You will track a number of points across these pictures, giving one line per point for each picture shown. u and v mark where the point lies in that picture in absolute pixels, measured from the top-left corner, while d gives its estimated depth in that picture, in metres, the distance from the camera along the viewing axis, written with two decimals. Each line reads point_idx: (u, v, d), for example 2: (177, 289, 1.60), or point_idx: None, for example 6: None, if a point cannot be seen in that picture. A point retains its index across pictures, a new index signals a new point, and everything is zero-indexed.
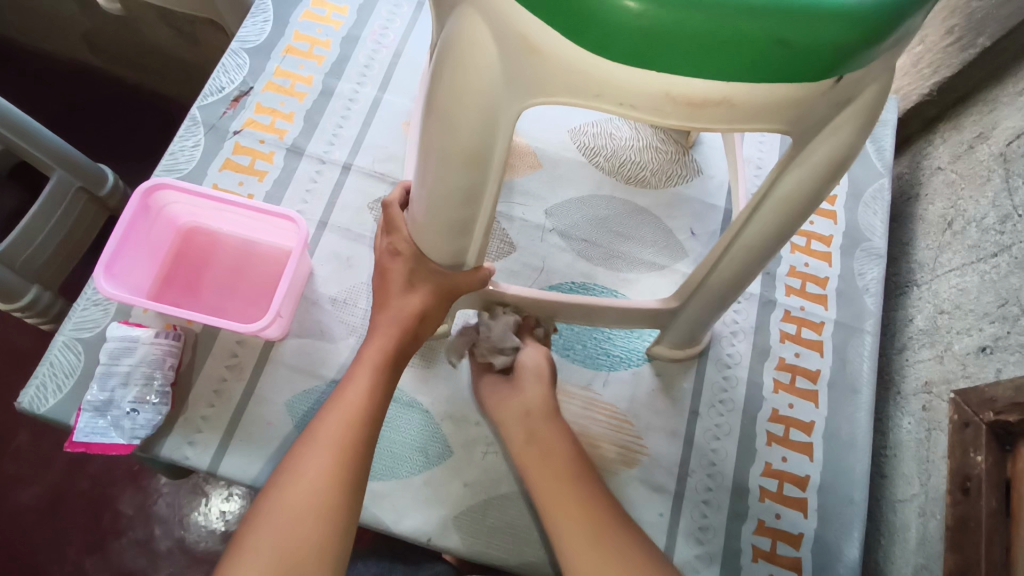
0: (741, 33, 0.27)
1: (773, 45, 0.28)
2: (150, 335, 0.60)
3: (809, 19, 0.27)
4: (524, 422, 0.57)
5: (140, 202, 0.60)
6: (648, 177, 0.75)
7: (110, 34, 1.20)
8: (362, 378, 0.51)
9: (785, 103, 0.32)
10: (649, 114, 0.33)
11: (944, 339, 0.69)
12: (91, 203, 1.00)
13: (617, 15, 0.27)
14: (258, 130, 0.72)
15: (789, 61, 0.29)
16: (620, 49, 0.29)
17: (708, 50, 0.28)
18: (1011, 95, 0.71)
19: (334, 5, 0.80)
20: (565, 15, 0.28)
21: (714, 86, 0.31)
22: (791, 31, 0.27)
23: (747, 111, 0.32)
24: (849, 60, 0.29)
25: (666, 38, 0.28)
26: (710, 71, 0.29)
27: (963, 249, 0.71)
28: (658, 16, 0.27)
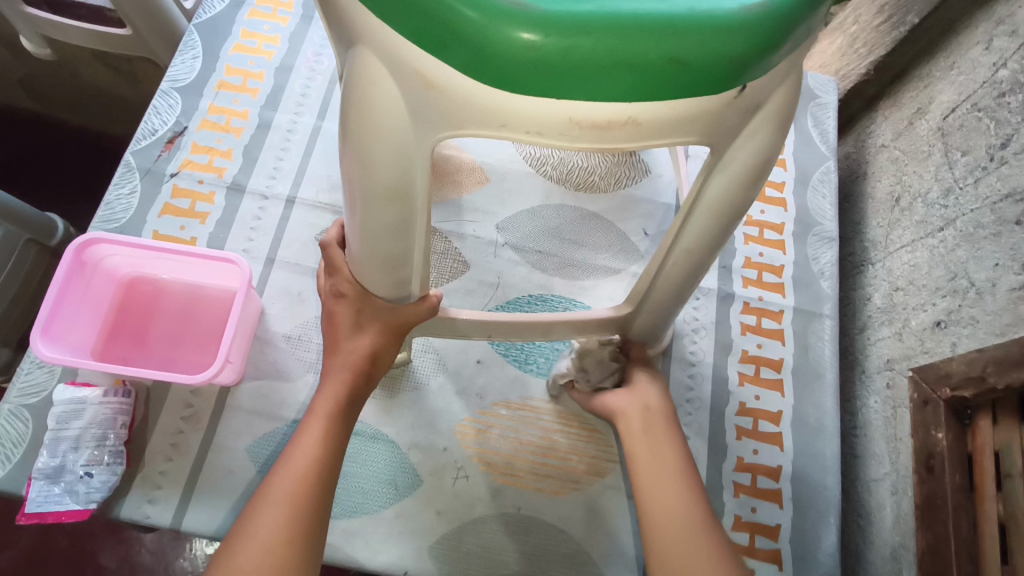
0: (632, 56, 0.27)
1: (667, 63, 0.28)
2: (99, 395, 0.58)
3: (700, 33, 0.27)
4: (643, 415, 0.56)
5: (74, 259, 0.58)
6: (597, 182, 0.75)
7: (45, 78, 1.17)
8: (315, 423, 0.51)
9: (691, 116, 0.32)
10: (554, 139, 0.32)
11: (901, 316, 0.70)
12: (42, 252, 0.98)
13: (504, 49, 0.27)
14: (196, 170, 0.70)
15: (688, 76, 0.29)
16: (516, 81, 0.29)
17: (603, 73, 0.28)
18: (942, 70, 0.72)
19: (264, 35, 0.78)
20: (456, 53, 0.28)
21: (615, 107, 0.30)
22: (683, 48, 0.27)
23: (654, 125, 0.32)
24: (746, 71, 0.29)
25: (560, 64, 0.27)
26: (608, 93, 0.29)
27: (911, 225, 0.72)
28: (548, 47, 0.27)
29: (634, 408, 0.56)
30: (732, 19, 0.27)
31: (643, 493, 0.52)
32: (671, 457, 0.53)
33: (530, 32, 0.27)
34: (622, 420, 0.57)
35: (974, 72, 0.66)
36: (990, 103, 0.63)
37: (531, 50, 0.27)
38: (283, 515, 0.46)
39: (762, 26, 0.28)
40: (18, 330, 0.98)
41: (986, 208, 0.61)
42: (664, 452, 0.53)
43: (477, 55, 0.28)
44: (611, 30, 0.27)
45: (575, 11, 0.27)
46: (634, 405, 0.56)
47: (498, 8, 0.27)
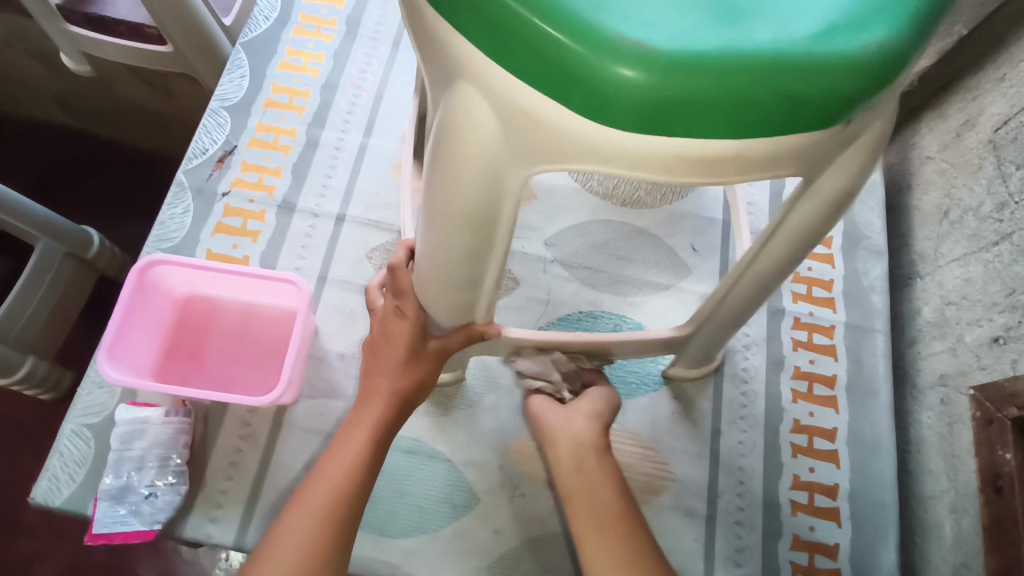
0: (751, 96, 0.27)
1: (784, 102, 0.28)
2: (160, 415, 0.59)
3: (817, 72, 0.27)
4: (574, 449, 0.56)
5: (137, 281, 0.58)
6: (643, 197, 0.75)
7: (79, 92, 1.19)
8: (355, 440, 0.53)
9: (797, 149, 0.31)
10: (657, 175, 0.31)
11: (954, 331, 0.70)
12: (79, 267, 1.01)
13: (625, 90, 0.27)
14: (246, 189, 0.71)
15: (802, 114, 0.29)
16: (631, 120, 0.29)
17: (718, 112, 0.28)
18: (993, 81, 0.71)
19: (309, 52, 0.78)
20: (572, 92, 0.28)
21: (726, 143, 0.30)
22: (800, 87, 0.27)
23: (761, 161, 0.31)
24: (855, 107, 0.29)
25: (680, 103, 0.28)
26: (721, 130, 0.29)
27: (963, 239, 0.71)
28: (668, 88, 0.27)
29: (566, 440, 0.57)
30: (847, 57, 0.28)
31: (581, 536, 0.52)
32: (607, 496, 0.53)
33: (652, 74, 0.27)
34: (553, 452, 0.57)
35: None
36: None
37: (652, 91, 0.27)
38: (313, 523, 0.49)
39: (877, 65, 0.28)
40: (55, 342, 0.99)
41: None
42: (600, 491, 0.54)
43: (594, 96, 0.28)
44: (732, 69, 0.27)
45: (696, 52, 0.27)
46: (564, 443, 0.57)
47: (618, 48, 0.27)
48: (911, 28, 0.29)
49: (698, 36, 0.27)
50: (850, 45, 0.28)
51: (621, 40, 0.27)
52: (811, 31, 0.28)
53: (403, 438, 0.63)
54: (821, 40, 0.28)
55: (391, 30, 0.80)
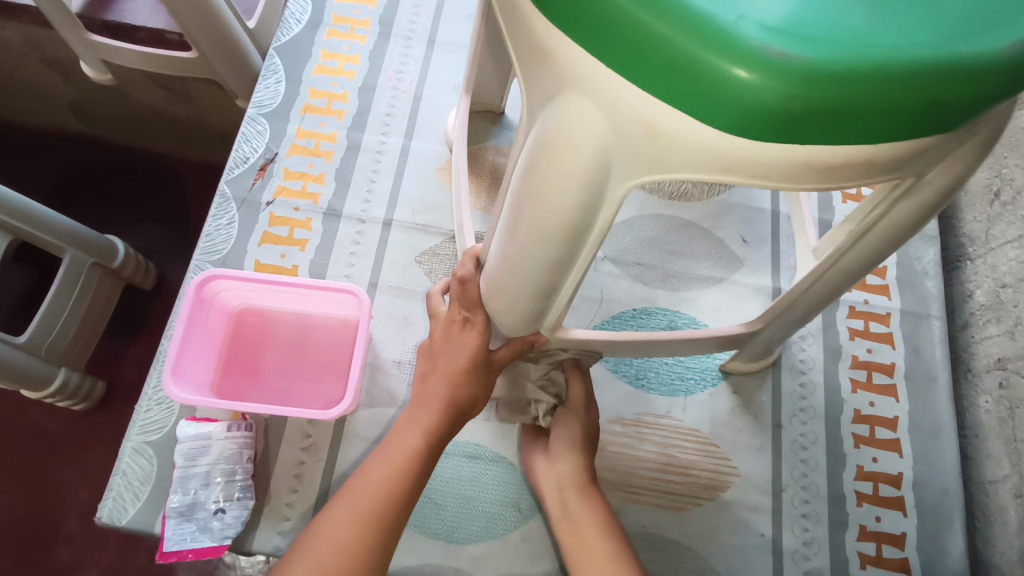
0: (894, 100, 0.27)
1: (925, 106, 0.27)
2: (223, 430, 0.58)
3: (963, 75, 0.27)
4: (557, 496, 0.56)
5: (195, 296, 0.58)
6: (690, 190, 0.74)
7: (96, 100, 1.18)
8: (411, 436, 0.52)
9: (921, 151, 0.31)
10: (779, 182, 0.31)
11: (1011, 315, 0.69)
12: (105, 275, 1.00)
13: (767, 101, 0.27)
14: (290, 198, 0.70)
15: (941, 117, 0.28)
16: (766, 129, 0.28)
17: (858, 119, 0.27)
18: None
19: (344, 54, 0.77)
20: (708, 104, 0.28)
21: (858, 148, 0.29)
22: (944, 92, 0.27)
23: (888, 164, 0.31)
24: (989, 106, 0.28)
25: (822, 112, 0.27)
26: (856, 136, 0.28)
27: (1017, 220, 0.71)
28: (816, 97, 0.26)
29: (549, 486, 0.57)
30: (991, 60, 0.27)
31: None
32: (596, 538, 0.54)
33: (800, 83, 0.26)
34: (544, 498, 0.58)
35: None
36: None
37: (797, 101, 0.26)
38: (361, 508, 0.49)
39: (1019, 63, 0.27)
40: (84, 354, 0.98)
41: None
42: (586, 535, 0.54)
43: (733, 107, 0.27)
44: (882, 75, 0.26)
45: (845, 58, 0.26)
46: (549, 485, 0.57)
47: (762, 58, 0.26)
48: None
49: (842, 41, 0.26)
50: (998, 46, 0.27)
51: (764, 48, 0.26)
52: (955, 31, 0.27)
53: (464, 443, 0.63)
54: (964, 41, 0.27)
55: (425, 28, 0.79)
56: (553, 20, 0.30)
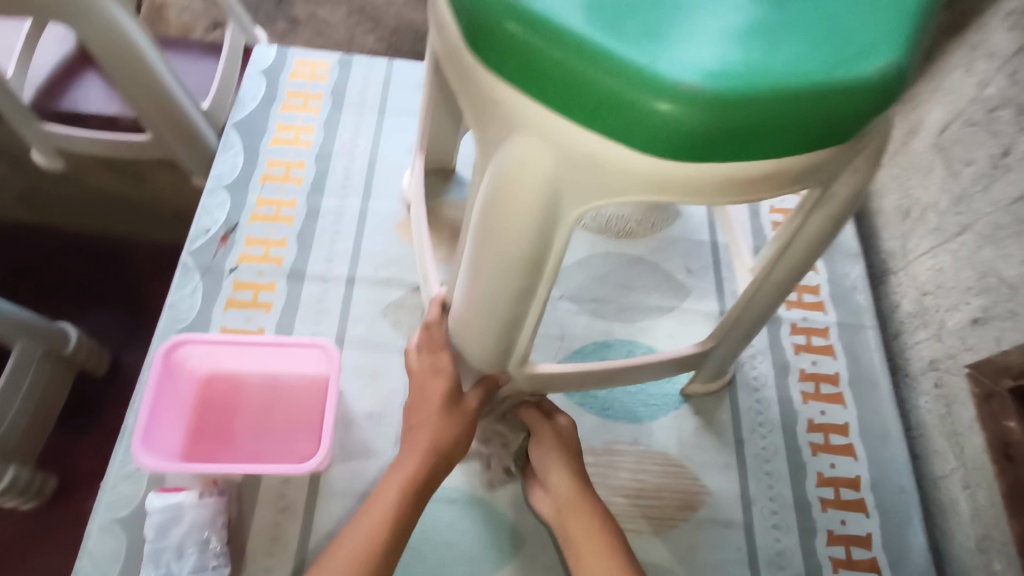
0: (787, 120, 0.32)
1: (814, 123, 0.32)
2: (195, 497, 0.57)
3: (839, 96, 0.32)
4: (560, 516, 0.58)
5: (162, 364, 0.58)
6: (634, 228, 0.79)
7: (47, 188, 1.18)
8: (388, 497, 0.52)
9: (820, 164, 0.36)
10: (706, 199, 0.36)
11: (935, 319, 0.75)
12: (57, 363, 0.97)
13: (685, 127, 0.31)
14: (254, 263, 0.72)
15: (830, 132, 0.33)
16: (687, 152, 0.33)
17: (761, 137, 0.32)
18: (929, 93, 0.80)
19: (299, 126, 0.81)
20: (637, 133, 0.32)
21: (767, 163, 0.34)
22: (826, 110, 0.32)
23: (794, 176, 0.36)
24: (867, 121, 0.34)
25: (731, 133, 0.32)
26: (762, 152, 0.33)
27: (927, 233, 0.78)
28: (724, 119, 0.31)
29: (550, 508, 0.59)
30: (861, 82, 0.32)
31: None
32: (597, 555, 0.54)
33: (709, 109, 0.31)
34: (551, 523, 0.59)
35: (960, 93, 0.75)
36: (983, 118, 0.71)
37: (709, 124, 0.31)
38: None
39: (888, 84, 0.33)
40: (35, 446, 0.95)
41: (1001, 211, 0.68)
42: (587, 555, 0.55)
43: (658, 134, 0.32)
44: (773, 99, 0.31)
45: (742, 88, 0.31)
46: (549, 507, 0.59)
47: (674, 91, 0.31)
48: (905, 53, 0.34)
49: (739, 74, 0.31)
50: (868, 70, 0.32)
51: (675, 84, 0.31)
52: (830, 62, 0.32)
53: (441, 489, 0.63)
54: (837, 69, 0.32)
55: (375, 98, 0.84)
56: (496, 71, 0.35)
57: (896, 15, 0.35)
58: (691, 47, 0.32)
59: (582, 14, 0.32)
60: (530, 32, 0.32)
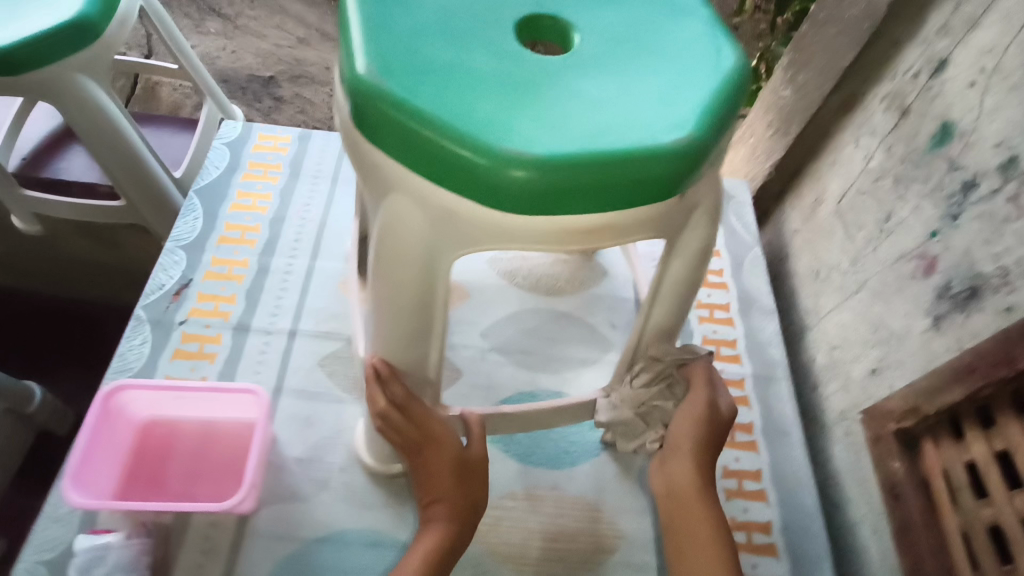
0: (605, 181, 0.38)
1: (631, 183, 0.39)
2: (122, 538, 0.59)
3: (649, 160, 0.38)
4: (669, 502, 0.60)
5: (100, 408, 0.62)
6: (564, 286, 0.85)
7: (26, 254, 1.25)
8: (410, 569, 0.54)
9: (653, 217, 0.42)
10: (554, 246, 0.42)
11: (843, 370, 0.81)
12: (18, 425, 1.00)
13: (517, 186, 0.38)
14: (203, 316, 0.77)
15: (648, 190, 0.40)
16: (525, 207, 0.39)
17: (585, 194, 0.39)
18: (830, 167, 0.89)
19: (257, 193, 0.88)
20: (481, 191, 0.38)
21: (600, 216, 0.40)
22: (639, 173, 0.39)
23: (627, 226, 0.42)
24: (681, 181, 0.40)
25: (557, 191, 0.38)
26: (592, 207, 0.39)
27: (834, 291, 0.85)
28: (549, 181, 0.37)
29: (660, 487, 0.62)
30: (668, 149, 0.39)
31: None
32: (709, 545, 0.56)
33: (535, 172, 0.37)
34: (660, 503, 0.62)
35: (852, 165, 0.84)
36: (870, 186, 0.80)
37: (537, 184, 0.37)
38: None
39: (695, 150, 0.40)
40: None
41: (887, 269, 0.75)
42: (710, 544, 0.56)
43: (499, 192, 0.38)
44: (590, 164, 0.38)
45: (563, 155, 0.37)
46: (664, 489, 0.61)
47: (506, 157, 0.37)
48: (709, 125, 0.40)
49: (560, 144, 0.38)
50: (675, 139, 0.39)
51: (506, 151, 0.37)
52: (642, 133, 0.39)
53: (365, 531, 0.65)
54: (648, 139, 0.39)
55: (330, 168, 0.92)
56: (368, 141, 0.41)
57: (705, 93, 0.42)
58: (526, 122, 0.39)
59: (435, 95, 0.39)
60: (389, 108, 0.38)
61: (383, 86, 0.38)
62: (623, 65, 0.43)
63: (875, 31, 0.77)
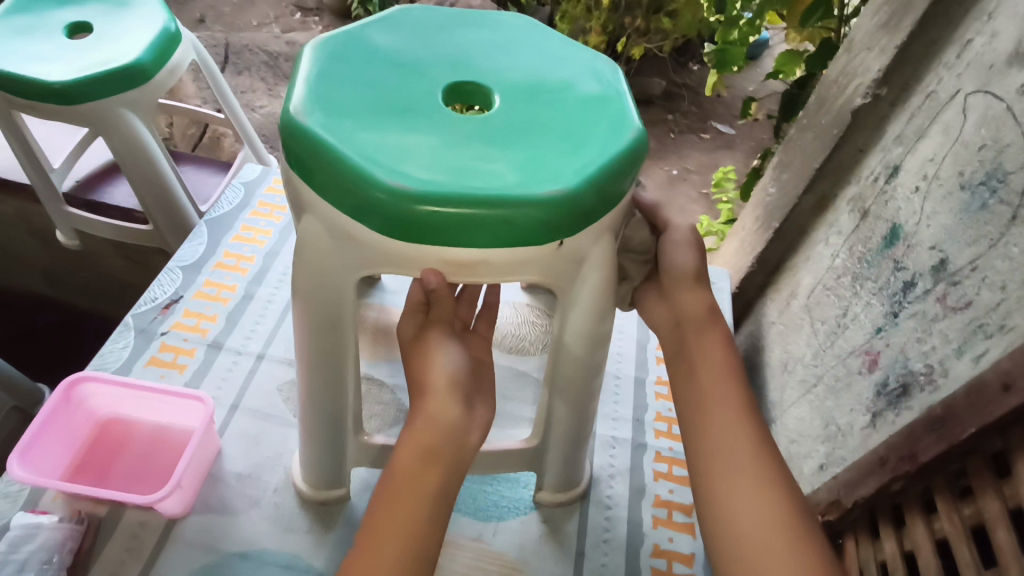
0: (478, 218, 0.45)
1: (503, 223, 0.45)
2: (55, 520, 0.63)
3: (519, 206, 0.45)
4: (675, 331, 0.67)
5: (62, 395, 0.67)
6: (528, 346, 0.88)
7: (67, 268, 1.37)
8: (434, 402, 0.55)
9: (536, 260, 0.49)
10: (441, 274, 0.48)
11: (797, 466, 0.79)
12: (15, 417, 1.08)
13: (400, 214, 0.45)
14: (183, 330, 0.83)
15: (522, 232, 0.46)
16: (409, 234, 0.46)
17: (461, 229, 0.45)
18: (804, 264, 0.91)
19: (259, 228, 0.96)
20: (372, 216, 0.46)
21: (478, 251, 0.47)
22: (511, 216, 0.45)
23: (507, 267, 0.49)
24: (554, 228, 0.47)
25: (435, 224, 0.45)
26: (469, 241, 0.46)
27: (796, 384, 0.85)
28: (428, 214, 0.44)
29: (666, 320, 0.67)
30: (539, 198, 0.45)
31: (709, 395, 0.61)
32: (722, 365, 0.62)
33: (415, 203, 0.44)
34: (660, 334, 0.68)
35: (820, 262, 0.86)
36: (833, 283, 0.81)
37: (417, 215, 0.45)
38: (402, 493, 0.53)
39: (560, 204, 0.46)
40: None
41: (840, 364, 0.75)
42: (713, 357, 0.63)
43: (385, 218, 0.45)
44: (465, 203, 0.45)
45: (443, 193, 0.45)
46: (665, 317, 0.68)
47: (392, 189, 0.44)
48: (585, 182, 0.47)
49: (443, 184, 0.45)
50: (547, 190, 0.46)
51: (393, 184, 0.44)
52: (520, 183, 0.46)
53: (280, 553, 0.66)
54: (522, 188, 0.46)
55: None
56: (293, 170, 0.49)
57: (583, 159, 0.48)
58: (419, 163, 0.46)
59: (348, 134, 0.47)
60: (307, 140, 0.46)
61: (305, 124, 0.47)
62: (521, 128, 0.50)
63: (841, 138, 0.81)
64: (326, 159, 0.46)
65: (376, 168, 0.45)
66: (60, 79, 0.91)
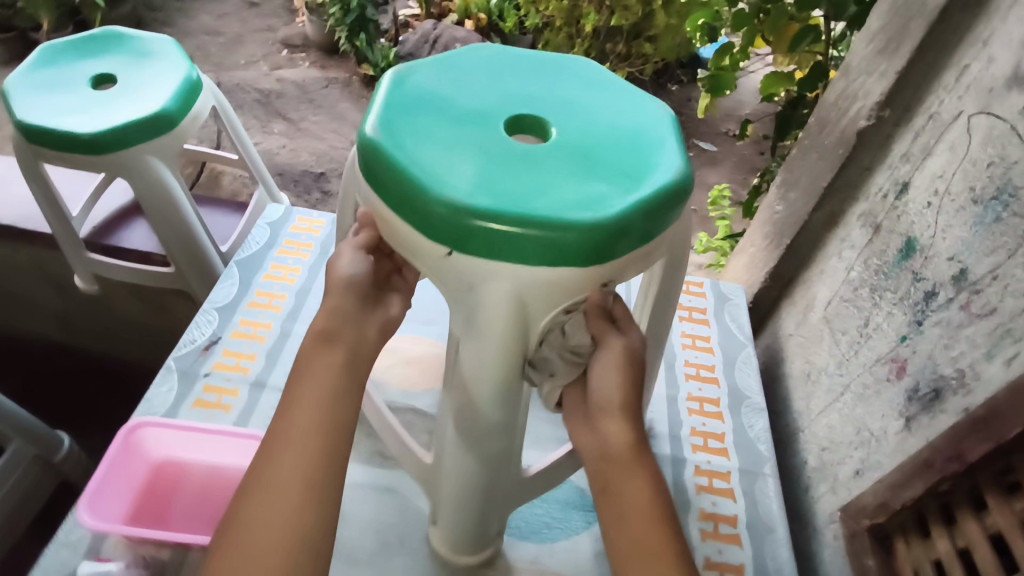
0: (409, 196, 0.52)
1: (424, 210, 0.51)
2: (122, 567, 0.64)
3: (440, 201, 0.50)
4: (602, 465, 0.54)
5: (119, 441, 0.68)
6: None
7: (80, 313, 1.37)
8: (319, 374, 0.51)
9: (442, 260, 0.53)
10: (389, 234, 0.57)
11: (831, 473, 0.82)
12: (38, 467, 1.08)
13: (371, 166, 0.54)
14: (225, 370, 0.84)
15: (439, 227, 0.51)
16: (376, 187, 0.55)
17: (400, 199, 0.53)
18: (818, 277, 0.95)
19: (288, 266, 0.98)
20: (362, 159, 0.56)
21: (407, 227, 0.54)
22: (431, 205, 0.51)
23: (425, 253, 0.54)
24: (463, 239, 0.50)
25: (387, 185, 0.53)
26: (405, 213, 0.53)
27: (823, 393, 0.88)
28: (383, 173, 0.53)
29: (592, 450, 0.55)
30: (458, 203, 0.50)
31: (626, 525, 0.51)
32: (644, 479, 0.53)
33: (378, 161, 0.54)
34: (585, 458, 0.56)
35: (836, 275, 0.90)
36: (851, 294, 0.85)
37: (377, 170, 0.54)
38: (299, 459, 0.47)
39: (486, 224, 0.49)
40: None
41: (867, 372, 0.78)
42: (636, 477, 0.52)
43: (365, 163, 0.55)
44: (405, 179, 0.52)
45: (396, 165, 0.52)
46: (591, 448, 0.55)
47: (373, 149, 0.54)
48: (512, 218, 0.49)
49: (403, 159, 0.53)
50: (466, 201, 0.50)
51: (376, 145, 0.54)
52: (459, 187, 0.51)
53: None
54: (458, 190, 0.51)
55: None
56: None
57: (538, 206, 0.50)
58: (409, 142, 0.54)
59: (392, 104, 0.58)
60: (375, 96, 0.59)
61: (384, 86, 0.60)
62: (550, 162, 0.55)
63: (847, 157, 0.86)
64: (368, 137, 0.54)
65: (395, 151, 0.53)
66: (88, 130, 0.92)
